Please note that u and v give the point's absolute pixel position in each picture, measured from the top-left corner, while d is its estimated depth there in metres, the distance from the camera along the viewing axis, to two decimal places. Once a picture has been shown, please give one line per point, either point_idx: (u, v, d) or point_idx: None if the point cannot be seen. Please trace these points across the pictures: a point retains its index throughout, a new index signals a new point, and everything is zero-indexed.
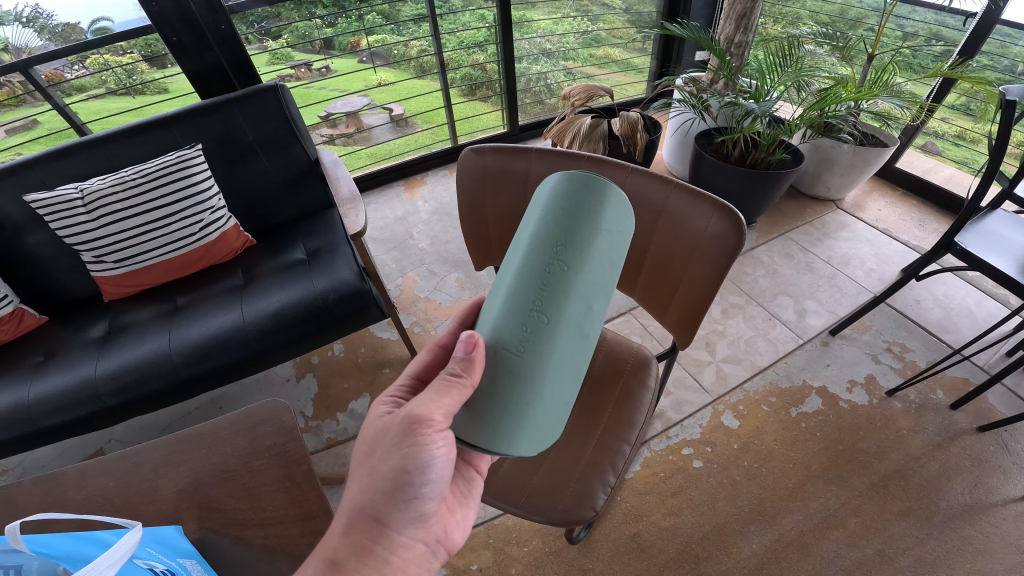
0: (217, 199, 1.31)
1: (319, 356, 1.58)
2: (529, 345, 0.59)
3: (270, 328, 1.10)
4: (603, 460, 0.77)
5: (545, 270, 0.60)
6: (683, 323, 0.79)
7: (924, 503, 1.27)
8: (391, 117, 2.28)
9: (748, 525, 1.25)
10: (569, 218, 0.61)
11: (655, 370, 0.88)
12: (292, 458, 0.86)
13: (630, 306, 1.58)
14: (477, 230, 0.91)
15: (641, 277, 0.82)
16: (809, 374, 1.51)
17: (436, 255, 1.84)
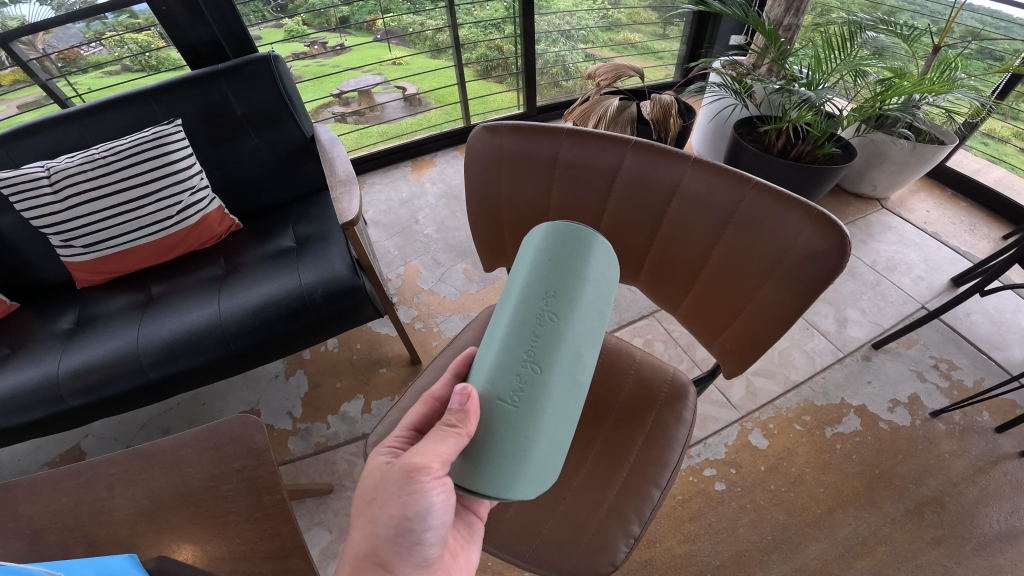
0: (198, 179, 1.20)
1: (312, 351, 1.47)
2: (522, 399, 0.54)
3: (249, 327, 0.99)
4: (627, 507, 0.66)
5: (536, 321, 0.56)
6: (741, 352, 0.68)
7: (957, 530, 1.16)
8: (403, 96, 2.13)
9: (769, 554, 1.15)
10: (558, 267, 0.57)
11: (692, 398, 0.76)
12: (262, 484, 0.75)
13: (652, 308, 1.46)
14: (490, 224, 0.79)
15: (692, 295, 0.71)
16: (848, 392, 1.39)
17: (442, 243, 1.72)
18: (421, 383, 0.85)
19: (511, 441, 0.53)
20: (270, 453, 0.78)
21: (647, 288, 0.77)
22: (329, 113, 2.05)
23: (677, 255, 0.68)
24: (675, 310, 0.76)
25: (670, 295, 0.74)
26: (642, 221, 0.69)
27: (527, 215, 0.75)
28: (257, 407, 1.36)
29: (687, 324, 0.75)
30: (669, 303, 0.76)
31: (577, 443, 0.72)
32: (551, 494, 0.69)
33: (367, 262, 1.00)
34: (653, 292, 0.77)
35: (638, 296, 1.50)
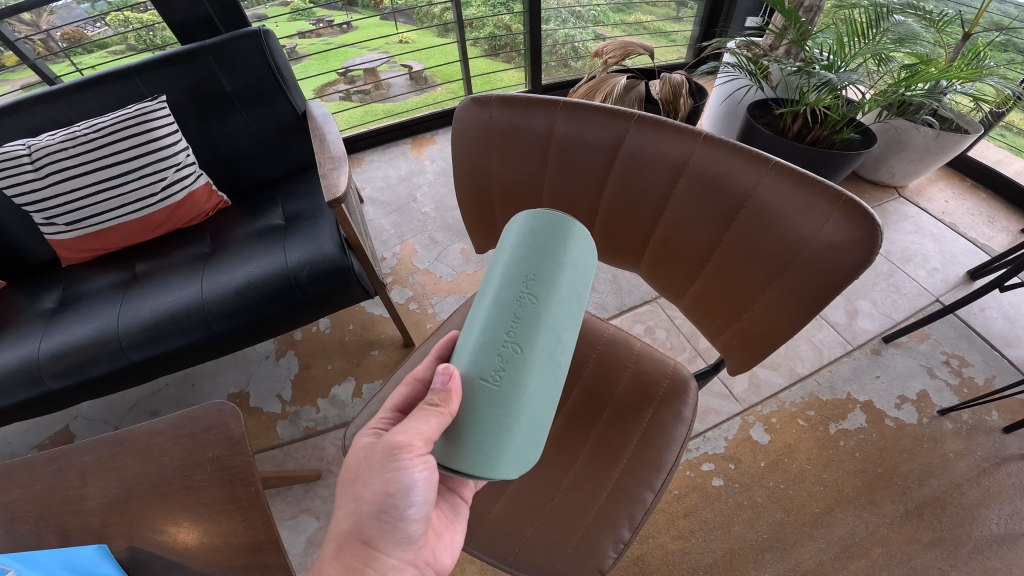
0: (184, 156, 1.17)
1: (303, 330, 1.44)
2: (502, 384, 0.51)
3: (232, 309, 0.96)
4: (619, 512, 0.63)
5: (516, 304, 0.52)
6: (749, 348, 0.64)
7: (956, 532, 1.14)
8: (410, 74, 2.08)
9: (763, 553, 1.13)
10: (536, 251, 0.54)
11: (694, 393, 0.72)
12: (237, 475, 0.73)
13: (655, 294, 1.42)
14: (480, 205, 0.75)
15: (697, 286, 0.66)
16: (854, 387, 1.35)
17: (441, 222, 1.68)
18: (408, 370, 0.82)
19: (493, 420, 0.50)
20: (246, 442, 0.75)
21: (650, 277, 0.73)
22: (335, 91, 2.02)
23: (682, 241, 0.63)
24: (679, 301, 0.71)
25: (673, 287, 0.70)
26: (644, 207, 0.64)
27: (516, 196, 0.71)
28: (246, 389, 1.34)
29: (692, 316, 0.71)
30: (673, 294, 0.71)
31: (570, 440, 0.69)
32: (539, 492, 0.66)
33: (356, 241, 0.97)
34: (656, 283, 0.72)
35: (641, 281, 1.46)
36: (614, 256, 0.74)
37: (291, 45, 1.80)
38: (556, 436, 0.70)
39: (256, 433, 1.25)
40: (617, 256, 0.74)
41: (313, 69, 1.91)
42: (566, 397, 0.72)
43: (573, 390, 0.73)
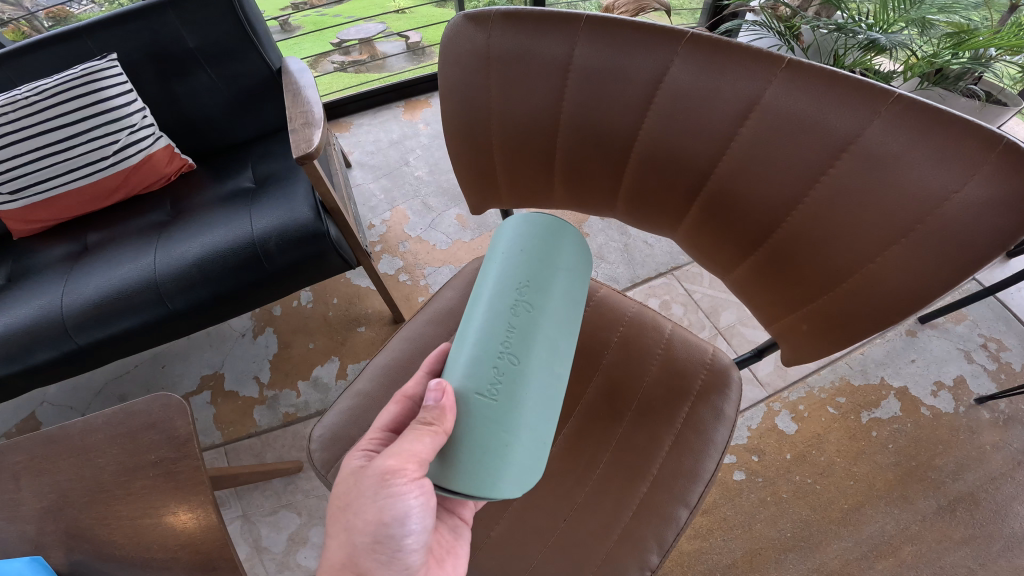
0: (140, 116, 1.07)
1: (283, 305, 1.30)
2: (499, 398, 0.45)
3: (188, 284, 0.87)
4: (646, 535, 0.54)
5: (509, 311, 0.47)
6: (818, 338, 0.54)
7: (987, 528, 1.04)
8: (408, 46, 1.89)
9: (786, 551, 1.04)
10: (523, 257, 0.50)
11: (736, 384, 0.62)
12: (183, 481, 0.62)
13: (671, 266, 1.30)
14: (477, 157, 0.63)
15: (753, 260, 0.56)
16: (889, 370, 1.22)
17: (434, 186, 1.55)
18: (392, 343, 0.68)
19: (491, 435, 0.44)
20: (194, 442, 0.64)
21: (690, 246, 0.63)
22: (329, 63, 1.85)
23: (745, 203, 0.52)
24: (726, 275, 0.62)
25: (720, 258, 0.60)
26: (692, 161, 0.53)
27: (516, 144, 0.60)
28: (221, 371, 1.22)
29: (742, 292, 0.61)
30: (719, 266, 0.61)
31: (588, 445, 0.59)
32: (546, 510, 0.56)
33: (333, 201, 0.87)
34: (699, 251, 0.62)
35: (655, 252, 1.33)
36: (645, 220, 0.64)
37: (285, 16, 1.70)
38: (571, 438, 0.59)
39: (231, 419, 1.16)
40: (648, 220, 0.63)
41: (305, 47, 1.80)
42: (583, 390, 0.61)
43: (591, 382, 0.62)
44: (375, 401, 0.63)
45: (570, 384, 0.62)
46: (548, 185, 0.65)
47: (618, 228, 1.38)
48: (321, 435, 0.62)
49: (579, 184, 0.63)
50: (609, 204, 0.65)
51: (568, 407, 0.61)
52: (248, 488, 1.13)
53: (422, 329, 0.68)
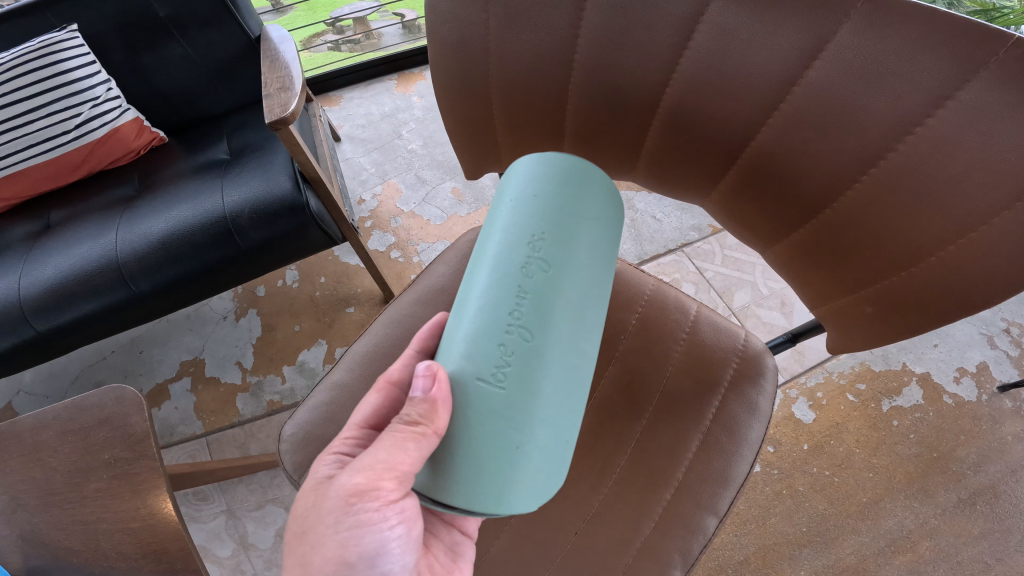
0: (103, 89, 1.05)
1: (267, 285, 1.23)
2: (508, 382, 0.38)
3: (151, 265, 0.84)
4: (670, 548, 0.49)
5: (520, 273, 0.39)
6: (882, 321, 0.49)
7: (1007, 522, 0.99)
8: (404, 24, 1.73)
9: (800, 547, 0.98)
10: (539, 204, 0.41)
11: (773, 372, 0.56)
12: (139, 485, 0.55)
13: (681, 243, 1.25)
14: (471, 113, 0.58)
15: (811, 228, 0.51)
16: (910, 356, 1.14)
17: (428, 159, 1.47)
18: (377, 323, 0.61)
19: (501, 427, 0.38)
20: (151, 440, 0.57)
21: (730, 212, 0.58)
22: (321, 44, 1.71)
23: (816, 156, 0.46)
24: (773, 245, 0.57)
25: (769, 226, 0.55)
26: (743, 113, 0.47)
27: (513, 96, 0.55)
28: (201, 356, 1.15)
29: (788, 266, 0.56)
30: (765, 236, 0.56)
31: (606, 442, 0.53)
32: (552, 518, 0.51)
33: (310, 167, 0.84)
34: (742, 217, 0.57)
35: (663, 228, 1.27)
36: (681, 182, 0.59)
37: None
38: (587, 433, 0.54)
39: (213, 408, 1.09)
40: (685, 183, 0.59)
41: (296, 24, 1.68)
42: (597, 379, 0.56)
43: (607, 370, 0.56)
44: (355, 392, 0.57)
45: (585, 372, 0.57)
46: (555, 144, 0.61)
47: (623, 202, 1.32)
48: (294, 434, 0.55)
49: (590, 140, 0.58)
50: (629, 165, 0.61)
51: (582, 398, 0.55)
52: (233, 481, 1.07)
53: (410, 309, 0.61)
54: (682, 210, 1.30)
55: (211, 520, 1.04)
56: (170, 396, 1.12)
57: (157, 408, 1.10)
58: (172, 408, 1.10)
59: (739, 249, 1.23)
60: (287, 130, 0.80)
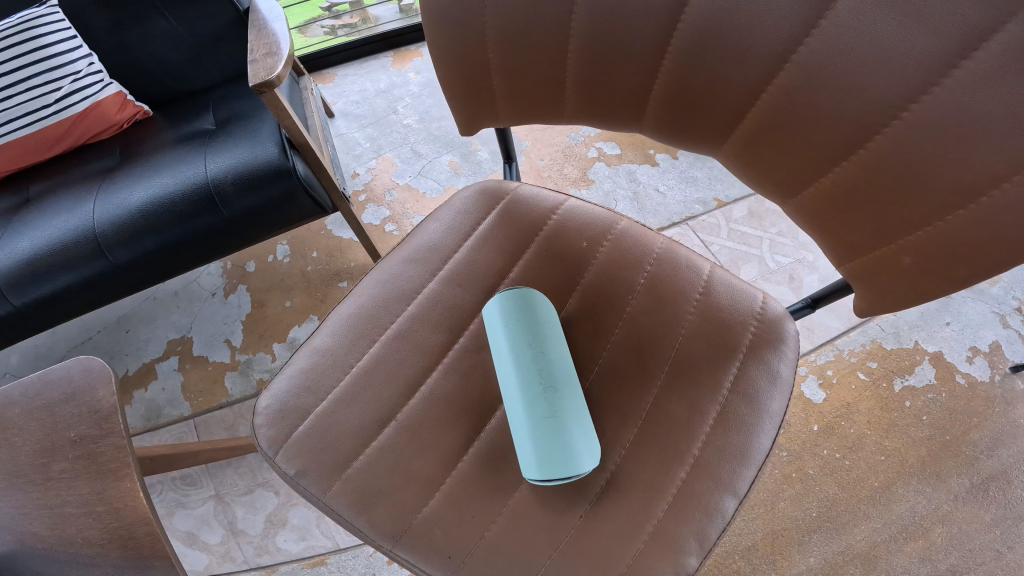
0: (85, 63, 1.02)
1: (257, 261, 1.19)
2: (555, 413, 0.43)
3: (130, 235, 0.80)
4: (684, 532, 0.45)
5: (534, 359, 0.45)
6: (920, 277, 0.43)
7: (1021, 508, 0.95)
8: (401, 7, 1.69)
9: (810, 533, 0.95)
10: (520, 313, 0.47)
11: (794, 337, 0.53)
12: (106, 466, 0.51)
13: (685, 216, 1.21)
14: (463, 67, 0.54)
15: (838, 174, 0.46)
16: (922, 334, 1.10)
17: (424, 133, 1.43)
18: (361, 286, 0.57)
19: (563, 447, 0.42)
20: (119, 417, 0.53)
21: (745, 163, 0.53)
22: (318, 27, 1.65)
23: (840, 102, 0.42)
24: (792, 197, 0.52)
25: (789, 176, 0.50)
26: (764, 48, 0.43)
27: (510, 46, 0.51)
28: (188, 335, 1.11)
29: (809, 221, 0.52)
30: (783, 186, 0.52)
31: (610, 415, 0.49)
32: (549, 503, 0.47)
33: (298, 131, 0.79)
34: (759, 166, 0.52)
35: (667, 201, 1.24)
36: (690, 130, 0.54)
37: None
38: (591, 406, 0.50)
39: (201, 389, 1.05)
40: (695, 131, 0.54)
41: (293, 11, 1.64)
42: (599, 348, 0.52)
43: (612, 336, 0.53)
44: (337, 359, 0.53)
45: (586, 339, 0.53)
46: (555, 96, 0.57)
47: (625, 175, 1.28)
48: (269, 406, 0.51)
49: (593, 91, 0.54)
50: (633, 117, 0.57)
51: (584, 369, 0.52)
52: (221, 465, 1.03)
53: (399, 271, 0.57)
54: (685, 183, 1.26)
55: (199, 506, 1.01)
56: (157, 376, 1.08)
57: (144, 388, 1.07)
58: (159, 389, 1.06)
59: (745, 223, 1.19)
60: (274, 93, 0.76)
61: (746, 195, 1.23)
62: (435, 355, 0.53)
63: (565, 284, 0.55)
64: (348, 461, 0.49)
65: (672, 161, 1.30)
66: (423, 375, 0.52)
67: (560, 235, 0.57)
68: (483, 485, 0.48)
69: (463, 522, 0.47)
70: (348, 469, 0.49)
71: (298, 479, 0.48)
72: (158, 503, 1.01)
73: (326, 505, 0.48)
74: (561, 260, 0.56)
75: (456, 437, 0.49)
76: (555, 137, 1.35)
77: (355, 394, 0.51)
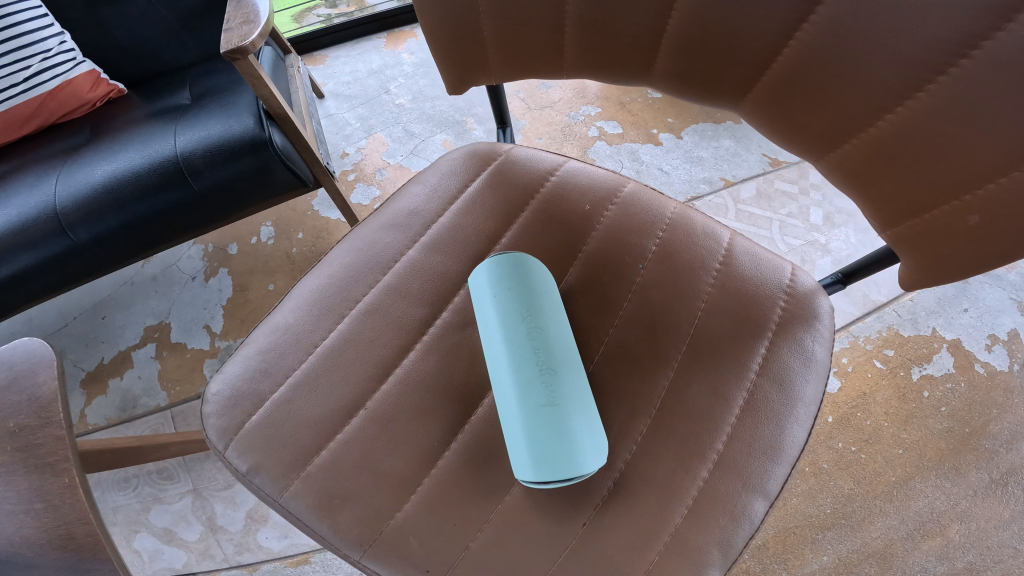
0: (55, 41, 0.96)
1: (240, 243, 1.12)
2: (554, 400, 0.37)
3: (92, 211, 0.74)
4: (705, 539, 0.40)
5: (529, 337, 0.39)
6: (982, 242, 0.37)
7: None
8: None
9: (823, 530, 0.89)
10: (512, 286, 0.41)
11: (827, 312, 0.47)
12: (45, 460, 0.45)
13: (690, 196, 1.15)
14: (452, 19, 0.48)
15: (886, 124, 0.40)
16: (940, 321, 1.04)
17: (417, 112, 1.37)
18: (334, 254, 0.51)
19: (564, 438, 0.36)
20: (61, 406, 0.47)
21: (771, 117, 0.47)
22: (313, 17, 1.57)
23: (895, 40, 0.36)
24: (827, 155, 0.46)
25: (824, 129, 0.44)
26: None
27: None
28: (167, 320, 1.05)
29: (846, 180, 0.46)
30: (816, 140, 0.45)
31: (617, 402, 0.44)
32: (542, 508, 0.41)
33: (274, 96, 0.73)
34: (787, 118, 0.46)
35: (672, 181, 1.18)
36: (706, 83, 0.48)
37: None
38: (596, 393, 0.44)
39: (179, 377, 0.99)
40: (713, 84, 0.48)
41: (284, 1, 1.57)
42: (605, 326, 0.47)
43: (619, 311, 0.47)
44: (301, 336, 0.47)
45: (588, 315, 0.47)
46: (557, 49, 0.50)
47: (628, 154, 1.22)
48: (222, 390, 0.46)
49: (600, 42, 0.48)
50: (641, 69, 0.50)
51: (587, 350, 0.46)
52: (199, 458, 0.97)
53: (377, 237, 0.51)
54: (691, 163, 1.20)
55: (177, 501, 0.95)
56: (134, 364, 1.02)
57: (120, 377, 1.01)
58: (136, 377, 1.00)
59: (754, 204, 1.14)
60: (248, 61, 0.70)
61: (754, 175, 1.17)
62: (413, 334, 0.47)
63: (565, 253, 0.49)
64: (308, 457, 0.43)
65: (676, 140, 1.24)
66: (399, 357, 0.46)
67: (558, 197, 0.52)
68: (467, 484, 0.42)
69: (441, 528, 0.41)
70: (308, 466, 0.43)
71: (251, 476, 0.43)
72: (134, 499, 0.95)
73: (284, 507, 0.42)
74: (560, 227, 0.50)
75: (437, 430, 0.44)
76: (553, 116, 1.29)
77: (322, 377, 0.45)
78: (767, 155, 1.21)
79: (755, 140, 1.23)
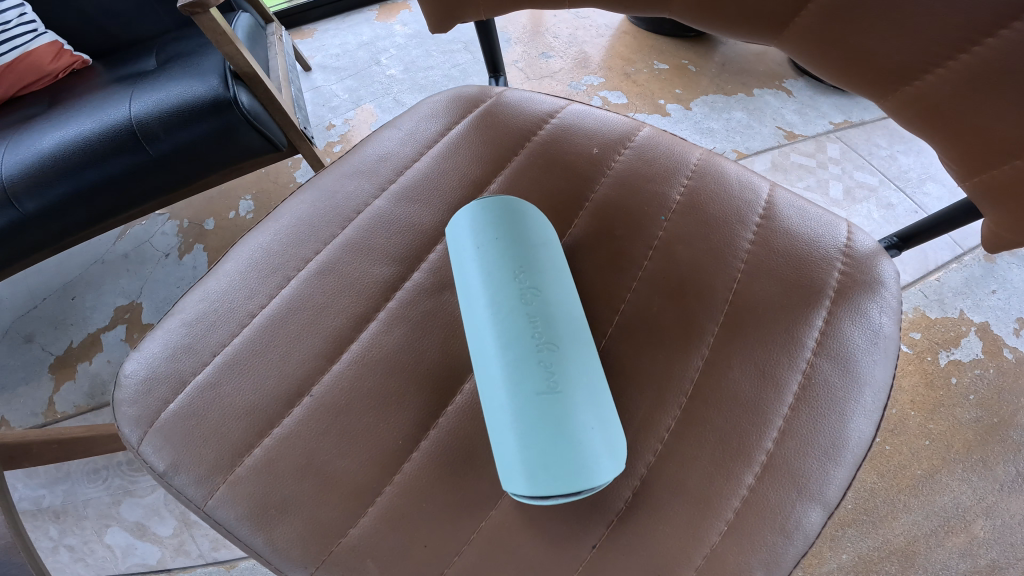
0: (15, 13, 0.87)
1: (216, 218, 1.05)
2: (555, 381, 0.30)
3: (38, 180, 0.66)
4: (749, 560, 0.33)
5: (523, 303, 0.32)
6: None
7: None
8: None
9: (844, 527, 0.81)
10: (502, 244, 0.34)
11: (892, 277, 0.41)
12: None
13: None
14: None
15: (985, 50, 0.32)
16: (968, 303, 0.96)
17: (409, 83, 1.29)
18: (290, 205, 0.46)
19: (565, 431, 0.29)
20: None
21: (823, 53, 0.39)
22: None
23: None
24: (892, 93, 0.39)
25: (895, 62, 0.36)
26: None
27: None
28: (138, 300, 0.98)
29: (916, 121, 0.39)
30: (883, 77, 0.38)
31: (638, 388, 0.37)
32: (531, 517, 0.35)
33: (238, 48, 0.66)
34: (846, 53, 0.38)
35: None
36: (741, 16, 0.40)
37: None
38: (608, 373, 0.38)
39: None
40: (751, 18, 0.40)
41: None
42: (619, 293, 0.40)
43: (637, 275, 0.41)
44: (236, 305, 0.41)
45: (600, 279, 0.41)
46: None
47: None
48: (137, 372, 0.40)
49: None
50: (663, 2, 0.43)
51: (598, 325, 0.40)
52: None
53: (340, 185, 0.45)
54: (701, 134, 1.12)
55: (149, 494, 0.88)
56: (102, 348, 0.94)
57: (88, 361, 0.93)
58: (104, 362, 0.93)
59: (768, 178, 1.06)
60: (211, 14, 0.63)
61: (768, 148, 1.09)
62: (379, 302, 0.41)
63: (569, 203, 0.44)
64: (244, 454, 0.36)
65: (684, 111, 1.16)
66: (358, 331, 0.40)
67: (557, 144, 0.46)
68: (441, 490, 0.35)
69: (405, 547, 0.34)
70: (244, 467, 0.36)
71: (170, 476, 0.37)
72: (101, 492, 0.88)
73: (210, 516, 0.36)
74: (561, 173, 0.45)
75: (411, 424, 0.37)
76: (553, 86, 1.20)
77: (264, 356, 0.39)
78: (781, 127, 1.13)
79: (769, 112, 1.15)
